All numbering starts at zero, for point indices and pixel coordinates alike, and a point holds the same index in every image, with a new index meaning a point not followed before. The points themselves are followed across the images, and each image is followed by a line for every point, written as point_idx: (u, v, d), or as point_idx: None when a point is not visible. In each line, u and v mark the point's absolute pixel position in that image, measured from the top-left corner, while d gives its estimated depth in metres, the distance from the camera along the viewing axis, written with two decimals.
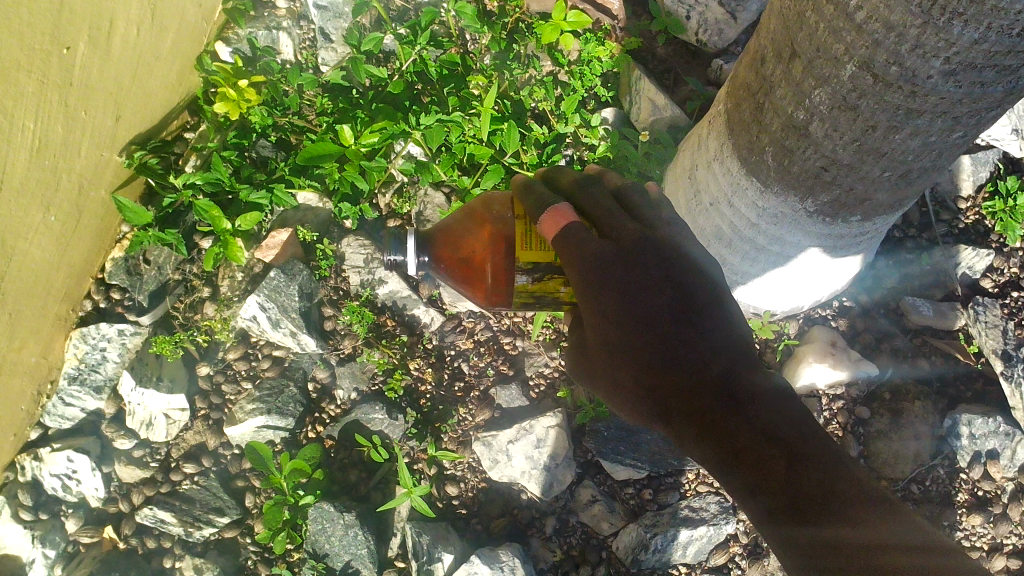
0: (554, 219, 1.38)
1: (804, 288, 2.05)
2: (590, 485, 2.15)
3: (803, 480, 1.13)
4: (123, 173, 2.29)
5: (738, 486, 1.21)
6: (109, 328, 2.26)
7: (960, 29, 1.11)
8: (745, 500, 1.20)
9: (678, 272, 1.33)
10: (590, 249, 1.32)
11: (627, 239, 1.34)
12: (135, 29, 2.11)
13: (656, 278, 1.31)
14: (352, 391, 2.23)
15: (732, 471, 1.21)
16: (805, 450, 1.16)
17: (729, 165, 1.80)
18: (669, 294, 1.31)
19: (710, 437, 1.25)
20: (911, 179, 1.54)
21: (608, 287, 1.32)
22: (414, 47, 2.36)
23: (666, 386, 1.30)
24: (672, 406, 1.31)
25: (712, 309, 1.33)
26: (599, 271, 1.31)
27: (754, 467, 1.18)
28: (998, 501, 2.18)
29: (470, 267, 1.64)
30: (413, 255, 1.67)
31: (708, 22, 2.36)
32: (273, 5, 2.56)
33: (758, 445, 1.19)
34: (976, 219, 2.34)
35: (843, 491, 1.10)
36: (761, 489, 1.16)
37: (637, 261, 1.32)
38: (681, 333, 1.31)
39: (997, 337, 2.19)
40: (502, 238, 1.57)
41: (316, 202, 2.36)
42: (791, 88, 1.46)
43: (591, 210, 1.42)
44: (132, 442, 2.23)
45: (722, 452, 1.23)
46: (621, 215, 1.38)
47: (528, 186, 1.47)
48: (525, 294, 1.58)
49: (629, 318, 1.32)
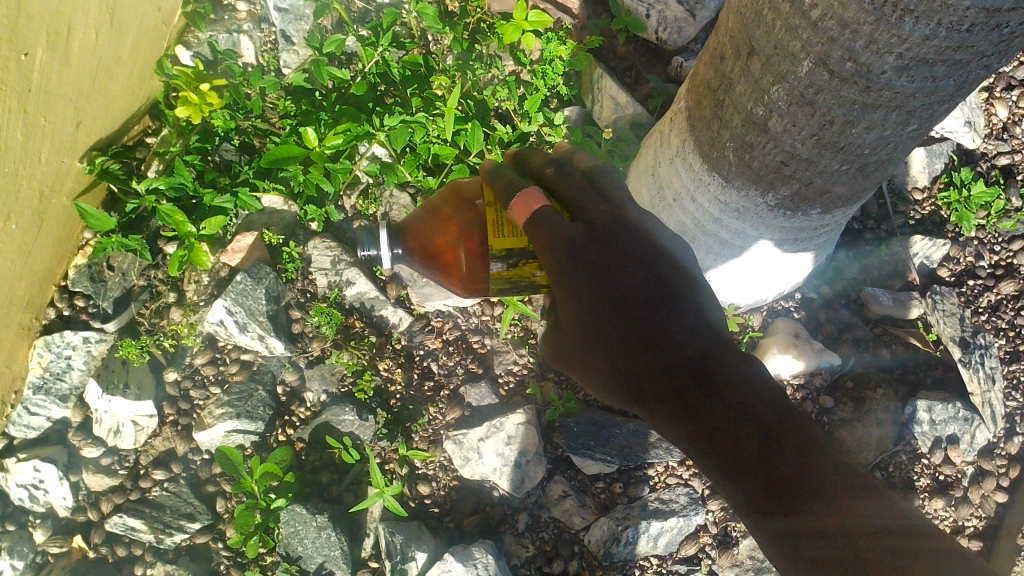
0: (525, 204, 1.41)
1: (766, 281, 2.09)
2: (561, 480, 2.17)
3: (776, 455, 1.10)
4: (84, 179, 2.26)
5: (714, 467, 1.19)
6: (74, 336, 2.24)
7: (911, 26, 1.14)
8: (721, 482, 1.17)
9: (650, 256, 1.37)
10: (565, 232, 1.36)
11: (600, 222, 1.40)
12: (94, 34, 2.10)
13: (627, 260, 1.36)
14: (321, 393, 2.23)
15: (706, 451, 1.19)
16: (779, 427, 1.13)
17: (691, 161, 1.83)
18: (642, 275, 1.35)
19: (684, 419, 1.22)
20: (868, 172, 1.58)
21: (580, 268, 1.34)
22: (376, 49, 2.36)
23: (639, 369, 1.30)
24: (647, 388, 1.29)
25: (685, 293, 1.34)
26: (573, 252, 1.34)
27: (728, 448, 1.15)
28: (959, 485, 2.24)
29: (444, 258, 1.68)
30: (387, 248, 1.73)
31: (668, 20, 2.40)
32: (233, 8, 2.54)
33: (732, 424, 1.16)
34: (933, 210, 2.39)
35: (816, 472, 1.07)
36: (736, 468, 1.14)
37: (610, 242, 1.37)
38: (654, 314, 1.31)
39: (955, 325, 2.26)
40: (474, 224, 1.62)
41: (281, 205, 2.37)
42: (750, 84, 1.48)
43: (566, 197, 1.47)
44: (100, 450, 2.21)
45: (695, 434, 1.20)
46: (595, 200, 1.44)
47: (497, 170, 1.51)
48: (501, 281, 1.58)
49: (603, 300, 1.34)
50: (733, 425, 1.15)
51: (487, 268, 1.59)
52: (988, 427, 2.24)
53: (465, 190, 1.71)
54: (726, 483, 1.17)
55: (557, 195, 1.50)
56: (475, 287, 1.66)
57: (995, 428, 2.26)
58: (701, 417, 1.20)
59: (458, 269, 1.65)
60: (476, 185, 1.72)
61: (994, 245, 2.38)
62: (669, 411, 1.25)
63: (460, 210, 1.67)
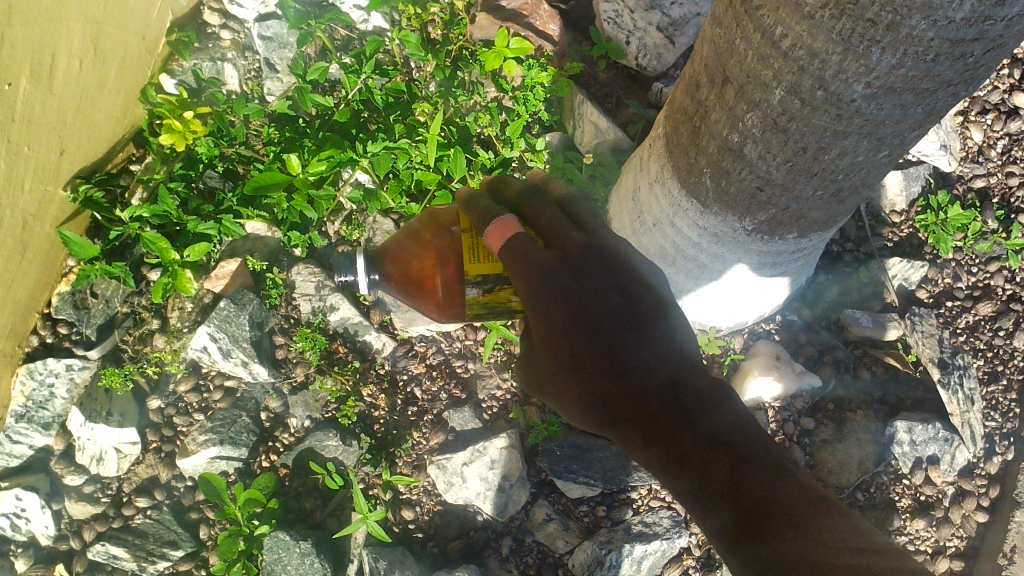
0: (500, 232, 1.38)
1: (744, 304, 2.12)
2: (545, 504, 2.17)
3: (743, 481, 1.15)
4: (67, 207, 2.27)
5: (686, 491, 1.23)
6: (57, 363, 2.24)
7: (879, 56, 1.17)
8: (692, 507, 1.21)
9: (623, 280, 1.38)
10: (540, 261, 1.34)
11: (574, 249, 1.38)
12: (77, 63, 2.11)
13: (601, 287, 1.36)
14: (305, 418, 2.23)
15: (679, 476, 1.23)
16: (748, 452, 1.17)
17: (670, 186, 1.85)
18: (615, 301, 1.36)
19: (659, 445, 1.27)
20: (843, 197, 1.61)
21: (555, 296, 1.34)
22: (359, 77, 2.39)
23: (615, 393, 1.33)
24: (624, 415, 1.33)
25: (658, 319, 1.37)
26: (548, 280, 1.33)
27: (699, 473, 1.19)
28: (940, 505, 2.26)
29: (421, 281, 1.68)
30: (364, 274, 1.72)
31: (647, 46, 2.44)
32: (217, 36, 2.58)
33: (703, 450, 1.20)
34: (910, 232, 2.42)
35: (784, 496, 1.11)
36: (707, 493, 1.17)
37: (583, 269, 1.36)
38: (628, 340, 1.34)
39: (934, 346, 2.27)
40: (450, 251, 1.63)
41: (265, 231, 2.37)
42: (725, 111, 1.51)
43: (539, 223, 1.45)
44: (83, 478, 2.21)
45: (668, 459, 1.24)
46: (568, 227, 1.41)
47: (472, 197, 1.48)
48: (477, 306, 1.58)
49: (577, 326, 1.35)
50: (704, 451, 1.19)
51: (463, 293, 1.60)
52: (968, 446, 2.26)
53: (440, 217, 1.71)
54: (697, 508, 1.21)
55: (531, 221, 1.47)
56: (451, 312, 1.65)
57: (975, 448, 2.27)
58: (675, 443, 1.24)
59: (436, 294, 1.65)
60: (450, 211, 1.72)
61: (971, 266, 2.41)
62: (645, 436, 1.30)
63: (435, 236, 1.68)
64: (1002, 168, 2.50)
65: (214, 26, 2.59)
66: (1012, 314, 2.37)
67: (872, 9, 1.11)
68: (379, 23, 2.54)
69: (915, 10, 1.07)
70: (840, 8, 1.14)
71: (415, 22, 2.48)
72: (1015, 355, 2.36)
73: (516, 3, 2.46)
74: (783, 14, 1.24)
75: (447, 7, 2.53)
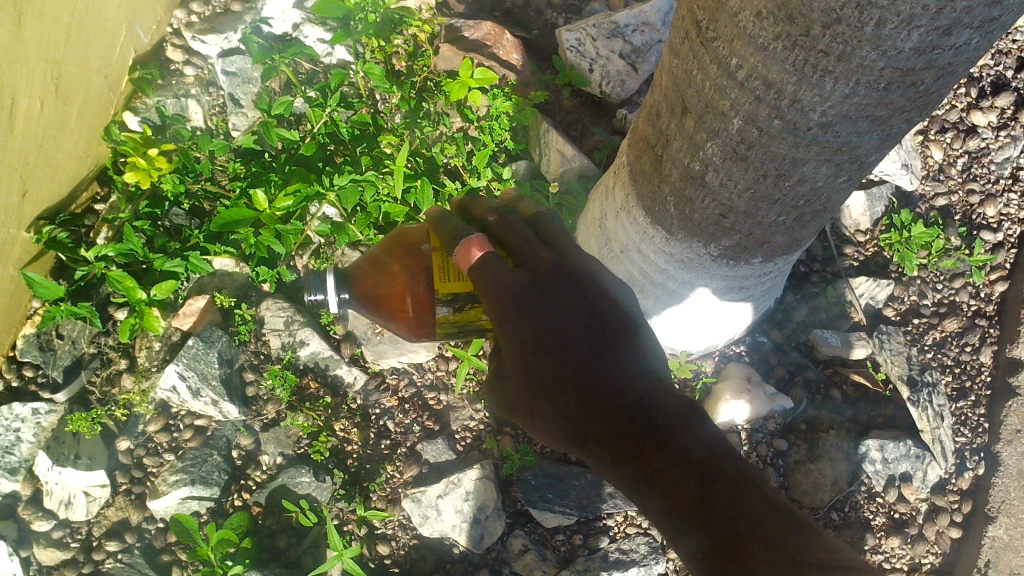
0: (468, 251, 1.44)
1: (714, 327, 2.12)
2: (521, 534, 2.16)
3: (712, 497, 1.11)
4: (31, 249, 2.25)
5: (652, 509, 1.18)
6: (23, 408, 2.18)
7: (832, 85, 1.18)
8: (658, 523, 1.17)
9: (592, 301, 1.40)
10: (507, 278, 1.39)
11: (543, 269, 1.42)
12: (38, 103, 2.10)
13: (570, 306, 1.38)
14: (277, 455, 2.21)
15: (646, 493, 1.18)
16: (715, 467, 1.15)
17: (635, 214, 1.86)
18: (583, 321, 1.37)
19: (623, 460, 1.23)
20: (805, 222, 1.62)
21: (522, 313, 1.37)
22: (324, 110, 2.39)
23: (582, 412, 1.30)
24: (589, 431, 1.29)
25: (626, 338, 1.37)
26: (513, 296, 1.38)
27: (665, 487, 1.15)
28: (914, 522, 2.27)
29: (390, 302, 1.70)
30: (333, 293, 1.73)
31: (611, 73, 2.47)
32: (181, 73, 2.57)
33: (668, 464, 1.17)
34: (876, 251, 2.44)
35: (751, 510, 1.09)
36: (672, 507, 1.14)
37: (550, 288, 1.39)
38: (596, 358, 1.33)
39: (902, 363, 2.31)
40: (420, 269, 1.64)
41: (233, 266, 2.35)
42: (685, 140, 1.52)
43: (509, 244, 1.50)
44: (51, 523, 2.16)
45: (633, 474, 1.21)
46: (538, 248, 1.46)
47: (443, 217, 1.52)
48: (447, 324, 1.60)
49: (546, 344, 1.36)
50: (672, 466, 1.16)
51: (433, 311, 1.61)
52: (939, 463, 2.28)
53: (409, 234, 1.72)
54: (665, 527, 1.16)
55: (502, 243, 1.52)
56: (421, 331, 1.68)
57: (946, 464, 2.29)
58: (642, 459, 1.20)
59: (406, 312, 1.67)
60: (419, 228, 1.73)
61: (936, 283, 2.44)
62: (611, 454, 1.25)
63: (404, 254, 1.69)
64: (963, 185, 2.55)
65: (177, 62, 2.58)
66: (978, 330, 2.41)
67: (824, 40, 1.12)
68: (344, 56, 2.54)
69: (866, 41, 1.09)
70: (793, 40, 1.16)
71: (378, 54, 2.49)
72: (981, 370, 2.41)
73: (479, 36, 2.49)
74: (738, 46, 1.25)
75: (410, 39, 2.54)
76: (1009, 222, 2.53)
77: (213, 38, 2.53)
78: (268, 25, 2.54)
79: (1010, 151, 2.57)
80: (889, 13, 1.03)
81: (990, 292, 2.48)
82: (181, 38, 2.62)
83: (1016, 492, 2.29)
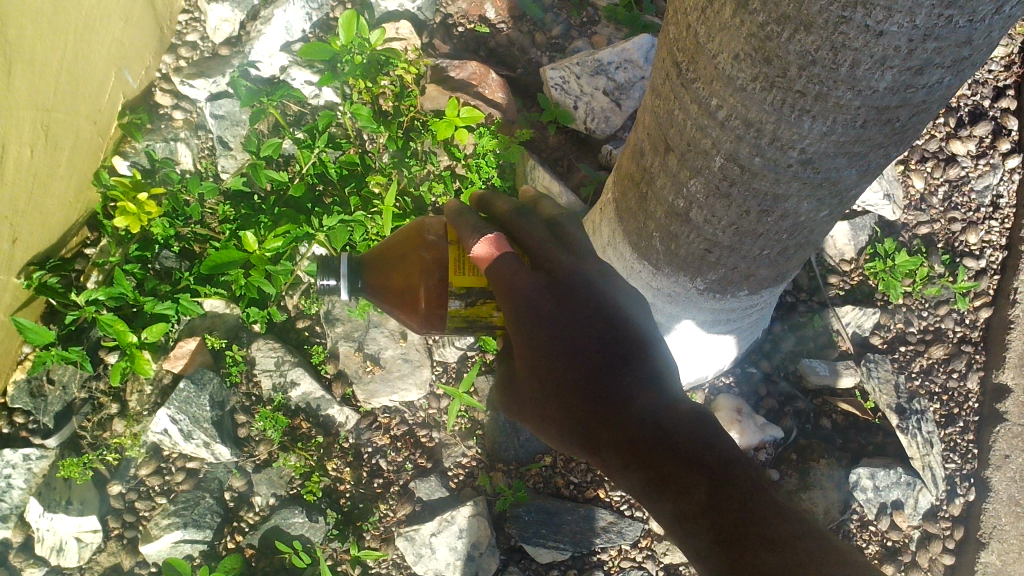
0: (488, 250, 1.43)
1: (699, 361, 2.15)
2: (516, 571, 2.15)
3: (730, 510, 1.14)
4: (22, 294, 2.26)
5: (664, 513, 1.21)
6: (13, 454, 2.18)
7: (810, 124, 1.21)
8: (670, 527, 1.21)
9: (604, 303, 1.40)
10: (524, 281, 1.38)
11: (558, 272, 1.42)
12: (27, 150, 2.11)
13: (585, 309, 1.38)
14: (270, 496, 2.20)
15: (658, 497, 1.21)
16: (728, 476, 1.17)
17: (622, 250, 1.88)
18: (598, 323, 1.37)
19: (635, 465, 1.25)
20: (788, 255, 1.65)
21: (538, 314, 1.37)
22: (313, 151, 2.42)
23: (593, 415, 1.31)
24: (600, 434, 1.31)
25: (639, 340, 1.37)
26: (531, 298, 1.37)
27: (678, 493, 1.18)
28: (908, 550, 2.27)
29: (402, 293, 1.70)
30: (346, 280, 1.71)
31: (595, 110, 2.51)
32: (169, 117, 2.58)
33: (680, 472, 1.20)
34: (861, 279, 2.47)
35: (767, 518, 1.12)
36: (686, 513, 1.17)
37: (566, 290, 1.39)
38: (609, 361, 1.33)
39: (891, 392, 2.32)
40: (436, 262, 1.63)
41: (223, 308, 2.35)
42: (669, 177, 1.54)
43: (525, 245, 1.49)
44: (43, 569, 2.15)
45: (645, 480, 1.24)
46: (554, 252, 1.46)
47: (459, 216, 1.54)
48: (457, 319, 1.65)
49: (560, 346, 1.35)
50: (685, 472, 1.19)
51: (445, 307, 1.63)
52: (930, 490, 2.29)
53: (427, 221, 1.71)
54: (677, 530, 1.19)
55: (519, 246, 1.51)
56: (430, 324, 1.68)
57: (937, 491, 2.30)
58: (656, 464, 1.22)
59: (417, 306, 1.67)
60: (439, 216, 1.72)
61: (922, 310, 2.47)
62: (623, 455, 1.27)
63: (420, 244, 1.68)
64: (945, 214, 2.58)
65: (166, 107, 2.60)
66: (964, 356, 2.44)
67: (800, 81, 1.15)
68: (331, 97, 2.56)
69: (841, 81, 1.12)
70: (770, 81, 1.18)
71: (365, 95, 2.52)
72: (968, 397, 2.43)
73: (465, 75, 2.55)
74: (717, 87, 1.27)
75: (397, 79, 2.57)
76: (991, 249, 2.57)
77: (201, 82, 2.55)
78: (256, 68, 2.58)
79: (989, 179, 2.61)
80: (863, 55, 1.06)
81: (975, 318, 2.51)
82: (169, 83, 2.65)
83: (1006, 518, 2.31)
